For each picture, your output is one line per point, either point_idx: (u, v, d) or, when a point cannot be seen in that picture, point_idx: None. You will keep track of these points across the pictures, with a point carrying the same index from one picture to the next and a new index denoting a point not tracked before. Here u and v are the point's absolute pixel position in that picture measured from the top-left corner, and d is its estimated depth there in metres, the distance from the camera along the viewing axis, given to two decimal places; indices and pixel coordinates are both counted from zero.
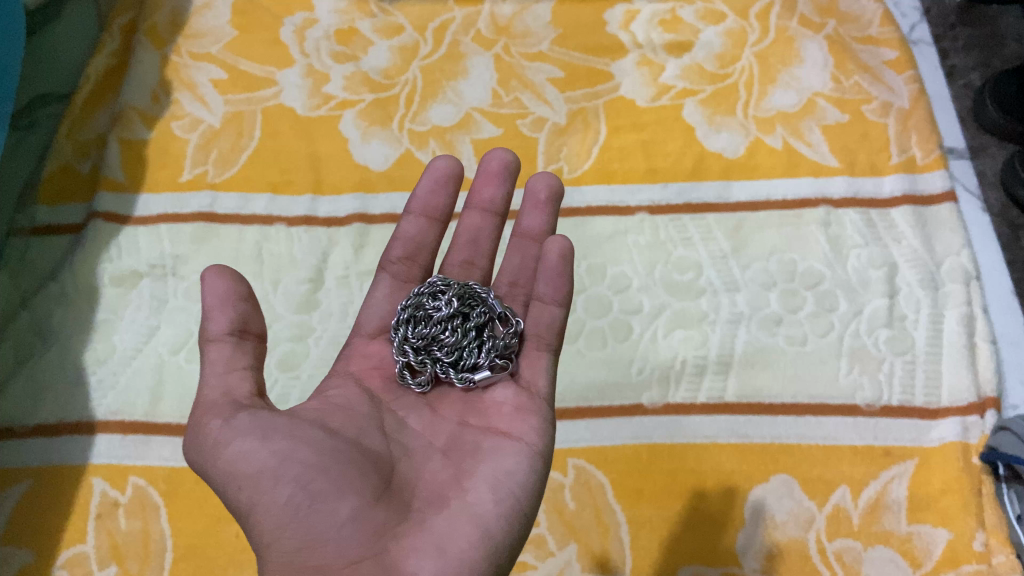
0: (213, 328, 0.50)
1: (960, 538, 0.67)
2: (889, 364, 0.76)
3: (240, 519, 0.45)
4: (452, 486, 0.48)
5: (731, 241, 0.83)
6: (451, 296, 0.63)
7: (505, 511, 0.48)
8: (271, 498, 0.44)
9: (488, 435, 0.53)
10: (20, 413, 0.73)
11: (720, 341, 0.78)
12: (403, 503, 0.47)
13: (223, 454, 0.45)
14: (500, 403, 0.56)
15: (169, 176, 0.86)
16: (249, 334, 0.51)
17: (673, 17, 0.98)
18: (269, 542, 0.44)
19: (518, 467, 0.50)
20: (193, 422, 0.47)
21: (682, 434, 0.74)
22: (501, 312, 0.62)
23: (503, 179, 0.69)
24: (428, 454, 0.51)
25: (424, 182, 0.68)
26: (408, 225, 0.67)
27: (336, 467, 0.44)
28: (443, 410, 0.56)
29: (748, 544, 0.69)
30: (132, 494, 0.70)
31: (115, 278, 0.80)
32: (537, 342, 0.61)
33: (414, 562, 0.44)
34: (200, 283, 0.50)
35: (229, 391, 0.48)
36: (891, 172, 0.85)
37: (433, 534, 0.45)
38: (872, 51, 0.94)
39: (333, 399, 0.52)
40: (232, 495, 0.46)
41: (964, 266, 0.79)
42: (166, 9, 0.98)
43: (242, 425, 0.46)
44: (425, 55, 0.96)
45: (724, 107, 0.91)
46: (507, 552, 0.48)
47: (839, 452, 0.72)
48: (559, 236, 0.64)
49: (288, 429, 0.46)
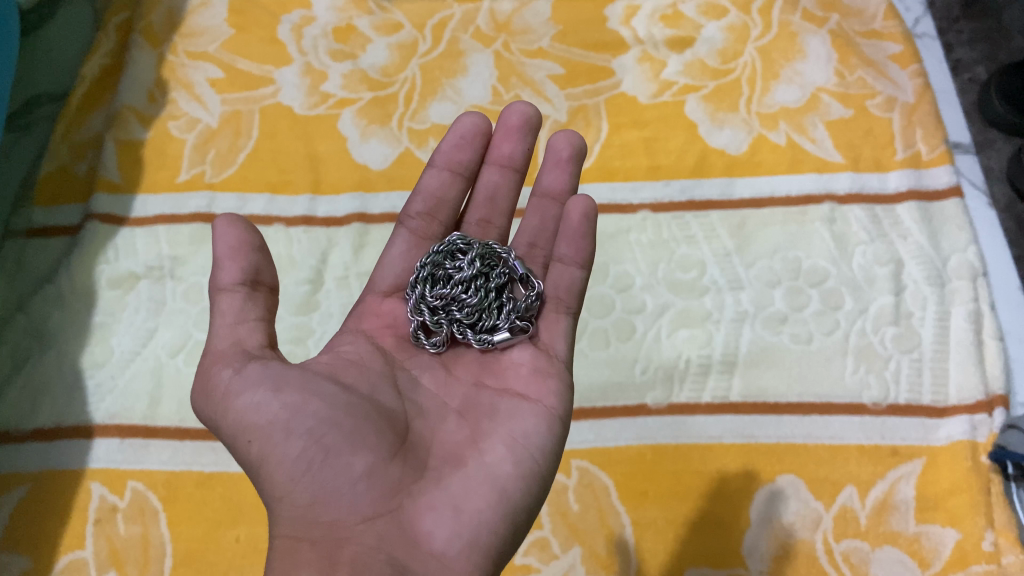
0: (223, 278, 0.49)
1: (969, 538, 0.66)
2: (895, 362, 0.75)
3: (251, 472, 0.45)
4: (468, 446, 0.48)
5: (735, 239, 0.82)
6: (472, 256, 0.62)
7: (524, 471, 0.48)
8: (282, 450, 0.44)
9: (505, 396, 0.52)
10: (18, 417, 0.72)
11: (724, 340, 0.77)
12: (419, 461, 0.46)
13: (235, 404, 0.45)
14: (517, 365, 0.55)
15: (166, 177, 0.85)
16: (261, 285, 0.50)
17: (674, 12, 0.97)
18: (280, 496, 0.44)
19: (536, 429, 0.50)
20: (205, 371, 0.47)
21: (686, 434, 0.73)
22: (523, 274, 0.61)
23: (524, 134, 0.67)
24: (442, 413, 0.51)
25: (449, 137, 0.66)
26: (431, 178, 0.65)
27: (350, 422, 0.44)
28: (458, 370, 0.56)
29: (755, 545, 0.69)
30: (131, 498, 0.69)
31: (112, 280, 0.79)
32: (556, 305, 0.60)
33: (429, 522, 0.44)
34: (212, 232, 0.49)
35: (240, 341, 0.48)
36: (896, 168, 0.84)
37: (449, 493, 0.45)
38: (876, 45, 0.93)
39: (346, 353, 0.52)
40: (242, 449, 0.45)
41: (971, 262, 0.78)
42: (162, 9, 0.97)
43: (255, 376, 0.45)
44: (424, 53, 0.95)
45: (726, 103, 0.90)
46: (526, 512, 0.47)
47: (845, 452, 0.71)
48: (583, 196, 0.63)
49: (302, 382, 0.45)
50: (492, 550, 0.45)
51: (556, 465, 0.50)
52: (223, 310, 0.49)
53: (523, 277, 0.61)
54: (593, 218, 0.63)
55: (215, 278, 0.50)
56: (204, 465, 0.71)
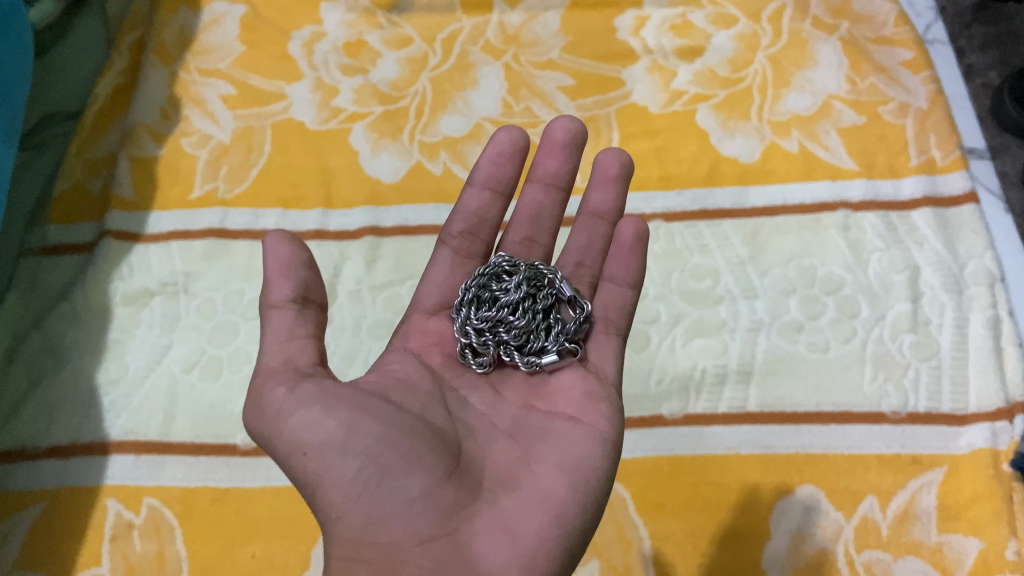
0: (274, 295, 0.49)
1: (992, 547, 0.65)
2: (914, 370, 0.74)
3: (304, 491, 0.45)
4: (521, 468, 0.48)
5: (749, 248, 0.81)
6: (519, 279, 0.62)
7: (580, 495, 0.47)
8: (338, 470, 0.44)
9: (555, 418, 0.52)
10: (32, 435, 0.72)
11: (740, 349, 0.77)
12: (474, 483, 0.46)
13: (288, 423, 0.45)
14: (568, 388, 0.54)
15: (179, 194, 0.86)
16: (311, 303, 0.50)
17: (683, 22, 0.97)
18: (336, 516, 0.44)
19: (590, 452, 0.49)
20: (256, 391, 0.47)
21: (703, 445, 0.73)
22: (570, 296, 0.60)
23: (569, 150, 0.67)
24: (493, 435, 0.50)
25: (488, 153, 0.65)
26: (472, 198, 0.64)
27: (406, 442, 0.44)
28: (507, 392, 0.55)
29: (774, 557, 0.68)
30: (147, 515, 0.69)
31: (126, 297, 0.80)
32: (606, 326, 0.61)
33: (484, 545, 0.44)
34: (264, 247, 0.49)
35: (290, 359, 0.47)
36: (910, 174, 0.84)
37: (504, 515, 0.45)
38: (888, 51, 0.93)
39: (394, 372, 0.52)
40: (297, 468, 0.45)
41: (988, 268, 0.78)
42: (174, 27, 0.98)
43: (308, 395, 0.45)
44: (434, 66, 0.95)
45: (737, 111, 0.90)
46: (582, 535, 0.47)
47: (865, 461, 0.71)
48: (634, 217, 0.64)
49: (356, 401, 0.45)
50: (550, 575, 0.45)
51: (612, 488, 0.50)
52: (266, 331, 0.49)
53: (570, 299, 0.61)
54: (645, 238, 0.64)
55: (266, 293, 0.50)
56: (219, 481, 0.71)
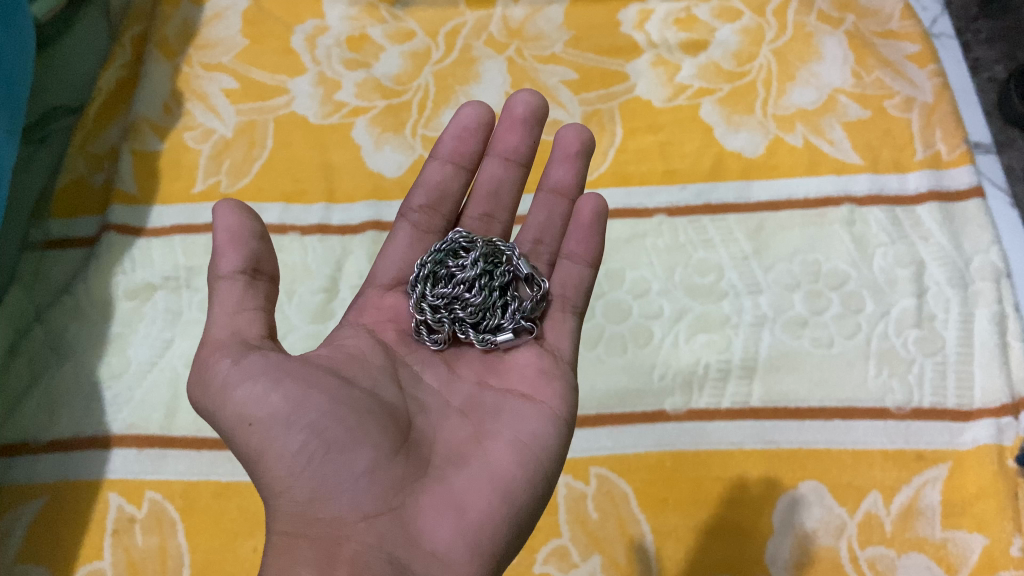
0: (223, 265, 0.49)
1: (997, 543, 0.65)
2: (919, 366, 0.73)
3: (248, 464, 0.45)
4: (472, 445, 0.48)
5: (753, 243, 0.81)
6: (476, 255, 0.61)
7: (529, 474, 0.47)
8: (282, 444, 0.43)
9: (508, 396, 0.52)
10: (35, 429, 0.72)
11: (744, 345, 0.76)
12: (422, 459, 0.46)
13: (232, 395, 0.45)
14: (522, 366, 0.55)
15: (182, 188, 0.86)
16: (261, 275, 0.50)
17: (687, 16, 0.97)
18: (280, 490, 0.44)
19: (542, 430, 0.49)
20: (201, 362, 0.47)
21: (706, 440, 0.73)
22: (528, 273, 0.61)
23: (528, 125, 0.67)
24: (445, 412, 0.50)
25: (451, 128, 0.66)
26: (433, 170, 0.64)
27: (353, 417, 0.44)
28: (461, 369, 0.55)
29: (777, 553, 0.68)
30: (149, 509, 0.69)
31: (129, 291, 0.79)
32: (562, 304, 0.60)
33: (430, 522, 0.43)
34: (212, 216, 0.49)
35: (238, 331, 0.47)
36: (916, 169, 0.83)
37: (452, 492, 0.45)
38: (893, 45, 0.92)
39: (346, 347, 0.52)
40: (240, 441, 0.45)
41: (994, 263, 0.77)
42: (177, 21, 0.97)
43: (254, 367, 0.45)
44: (437, 61, 0.95)
45: (742, 106, 0.89)
46: (529, 513, 0.47)
47: (869, 457, 0.70)
48: (593, 194, 0.63)
49: (302, 375, 0.45)
50: (494, 551, 0.45)
51: (562, 466, 0.50)
52: (212, 303, 0.49)
53: (527, 277, 0.61)
54: (604, 216, 0.63)
55: (215, 264, 0.49)
56: (221, 475, 0.71)
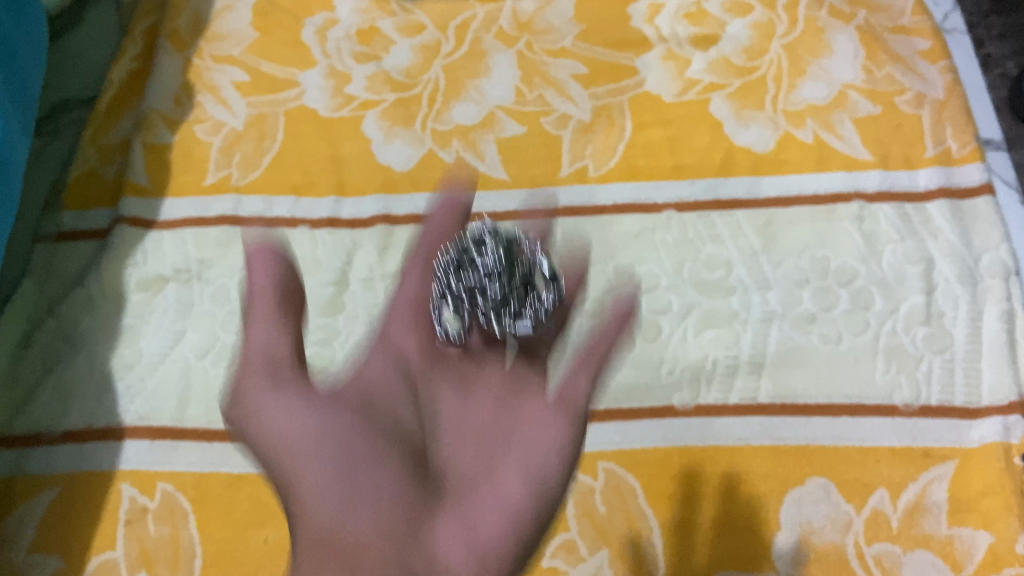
0: (262, 306, 0.56)
1: (1002, 541, 0.66)
2: (927, 363, 0.74)
3: (279, 489, 0.49)
4: (483, 474, 0.52)
5: (762, 238, 0.81)
6: (500, 247, 0.59)
7: (536, 498, 0.51)
8: (311, 467, 0.47)
9: (518, 421, 0.56)
10: (49, 419, 0.73)
11: (752, 340, 0.77)
12: (437, 487, 0.51)
13: (267, 423, 0.50)
14: (532, 392, 0.58)
15: (193, 180, 0.86)
16: (297, 310, 0.57)
17: (698, 9, 0.96)
18: (305, 511, 0.46)
19: (548, 455, 0.53)
20: (241, 394, 0.53)
21: (714, 435, 0.73)
22: (549, 276, 0.59)
23: None
24: (459, 443, 0.55)
25: None
26: None
27: (374, 444, 0.49)
28: (477, 389, 0.59)
29: (784, 547, 0.68)
30: (161, 500, 0.70)
31: (141, 283, 0.80)
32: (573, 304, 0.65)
33: (445, 545, 0.47)
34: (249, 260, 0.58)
35: (270, 352, 0.53)
36: (926, 165, 0.83)
37: (466, 517, 0.49)
38: (905, 40, 0.92)
39: (371, 376, 0.57)
40: (274, 467, 0.49)
41: (1004, 261, 0.77)
42: (188, 13, 0.98)
43: (289, 400, 0.50)
44: (447, 54, 0.94)
45: (752, 101, 0.89)
46: (536, 539, 0.50)
47: (876, 453, 0.71)
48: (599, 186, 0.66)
49: (331, 408, 0.51)
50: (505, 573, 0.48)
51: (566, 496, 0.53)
52: (249, 334, 0.55)
53: (548, 278, 0.60)
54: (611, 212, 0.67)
55: (254, 303, 0.57)
56: (232, 467, 0.71)
